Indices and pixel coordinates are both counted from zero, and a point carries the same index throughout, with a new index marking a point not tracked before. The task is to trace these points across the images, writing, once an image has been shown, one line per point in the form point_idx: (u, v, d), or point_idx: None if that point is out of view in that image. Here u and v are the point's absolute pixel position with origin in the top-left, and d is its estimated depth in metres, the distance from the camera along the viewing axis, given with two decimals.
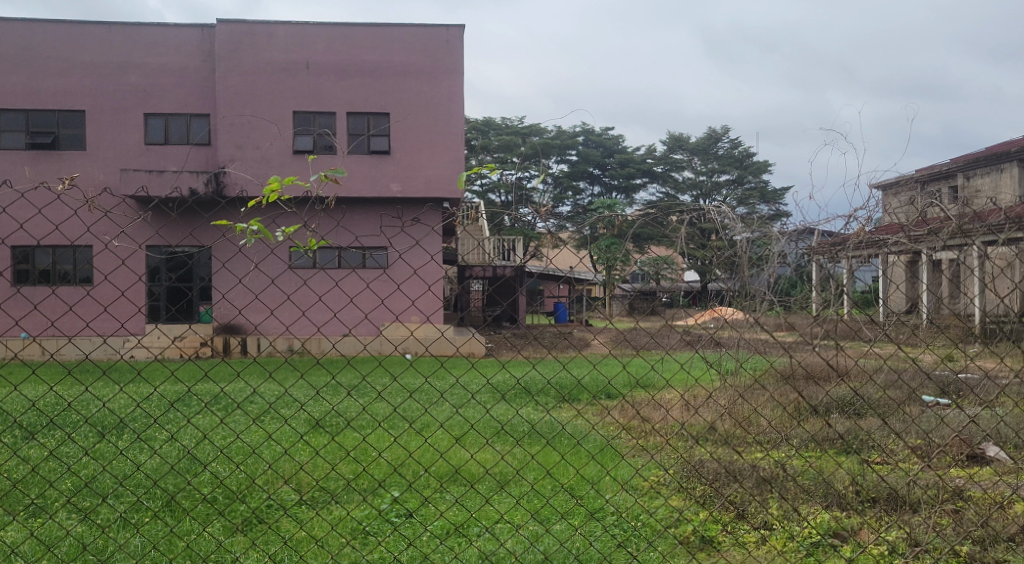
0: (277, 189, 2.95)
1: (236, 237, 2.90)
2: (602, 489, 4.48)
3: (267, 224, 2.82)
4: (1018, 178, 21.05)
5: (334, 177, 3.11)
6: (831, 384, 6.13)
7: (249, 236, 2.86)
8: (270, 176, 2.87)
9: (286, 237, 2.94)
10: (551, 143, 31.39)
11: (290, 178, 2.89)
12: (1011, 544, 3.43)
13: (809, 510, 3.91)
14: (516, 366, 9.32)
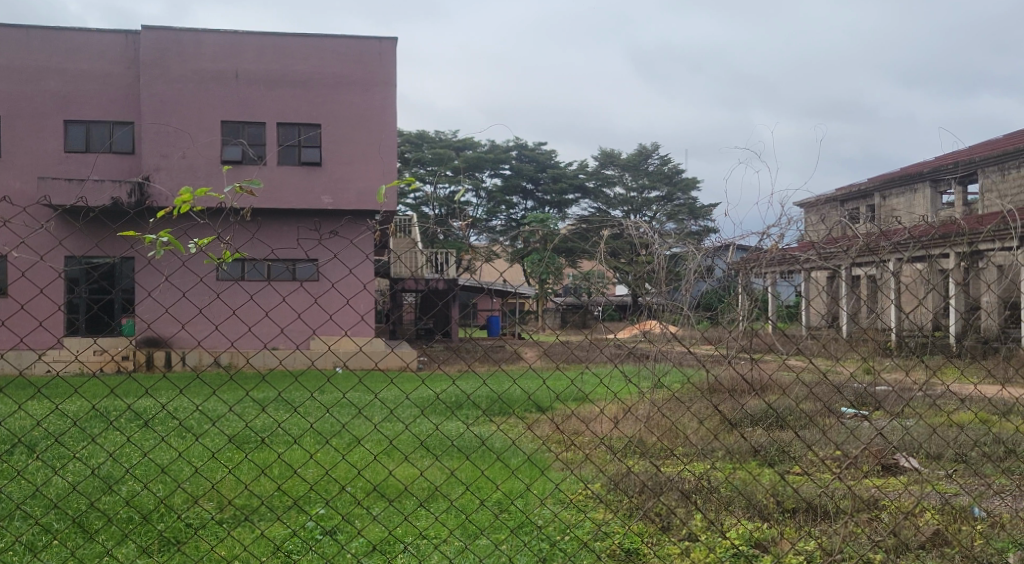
0: (190, 200, 2.69)
1: (144, 249, 2.64)
2: (528, 504, 4.52)
3: (177, 236, 2.56)
4: (929, 198, 22.74)
5: (250, 189, 2.86)
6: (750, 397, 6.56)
7: (157, 249, 2.60)
8: (181, 186, 2.59)
9: (199, 251, 2.66)
10: (484, 157, 31.51)
11: (204, 190, 2.63)
12: (919, 552, 3.64)
13: (732, 521, 4.04)
14: (441, 382, 9.37)
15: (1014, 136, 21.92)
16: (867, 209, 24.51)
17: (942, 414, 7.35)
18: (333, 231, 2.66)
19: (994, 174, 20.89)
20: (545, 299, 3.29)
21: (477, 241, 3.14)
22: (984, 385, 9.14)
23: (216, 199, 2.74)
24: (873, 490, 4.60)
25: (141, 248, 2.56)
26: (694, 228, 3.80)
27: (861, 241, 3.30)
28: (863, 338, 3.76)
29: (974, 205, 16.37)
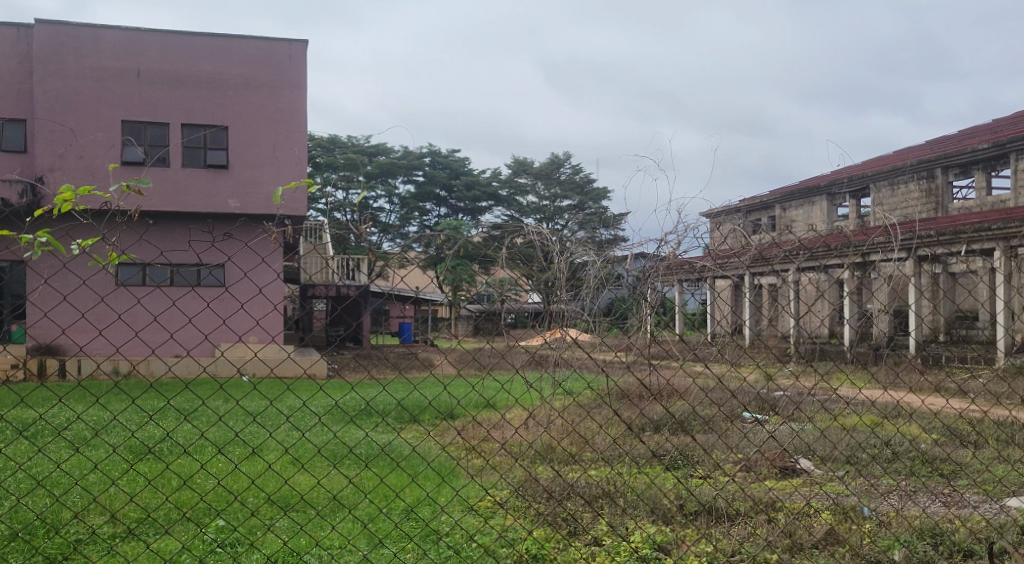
0: (71, 199, 2.58)
1: (19, 250, 2.50)
2: (439, 510, 4.59)
3: (59, 236, 2.43)
4: (825, 211, 23.89)
5: (137, 188, 2.76)
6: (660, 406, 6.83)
7: (35, 250, 2.48)
8: (62, 184, 2.48)
9: (84, 252, 2.54)
10: (397, 163, 31.35)
11: (88, 189, 2.53)
12: (813, 551, 3.81)
13: (636, 525, 4.14)
14: (358, 389, 9.37)
15: (901, 152, 23.31)
16: (769, 221, 25.62)
17: (829, 417, 7.73)
18: (230, 234, 2.60)
19: (885, 189, 22.18)
20: (458, 306, 3.31)
21: (389, 247, 3.11)
22: (867, 388, 9.66)
23: (101, 199, 2.63)
24: (769, 492, 4.80)
25: (17, 248, 2.44)
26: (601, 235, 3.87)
27: (757, 250, 3.42)
28: (764, 343, 3.93)
29: (864, 218, 17.31)
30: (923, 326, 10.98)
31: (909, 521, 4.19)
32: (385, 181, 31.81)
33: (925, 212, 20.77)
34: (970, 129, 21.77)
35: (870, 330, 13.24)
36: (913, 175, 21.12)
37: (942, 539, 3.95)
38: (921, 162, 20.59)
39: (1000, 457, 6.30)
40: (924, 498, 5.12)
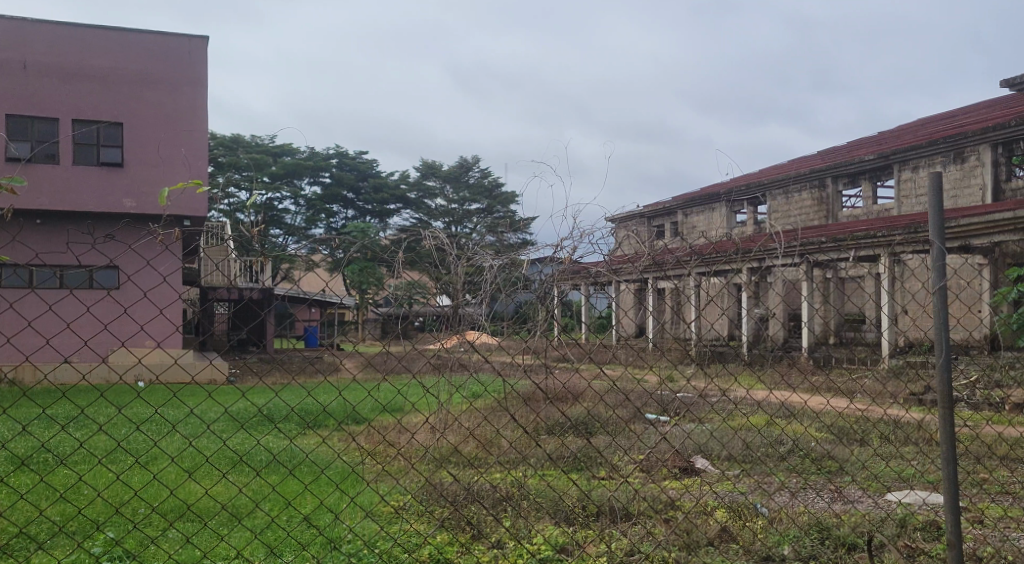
0: None
1: None
2: (341, 518, 4.77)
3: None
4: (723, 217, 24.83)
5: (11, 187, 2.61)
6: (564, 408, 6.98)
7: None
8: None
9: None
10: (303, 163, 30.74)
11: None
12: (709, 548, 4.00)
13: (539, 527, 4.28)
14: (258, 398, 9.18)
15: (793, 163, 24.53)
16: (671, 226, 26.49)
17: (725, 418, 8.07)
18: (109, 237, 2.47)
19: (780, 197, 23.30)
20: (363, 309, 3.29)
21: (294, 249, 3.07)
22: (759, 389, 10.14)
23: None
24: (670, 492, 5.00)
25: None
26: (510, 240, 3.96)
27: (650, 256, 3.53)
28: (664, 346, 4.05)
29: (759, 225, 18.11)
30: (812, 329, 11.60)
31: (797, 517, 4.45)
32: (290, 182, 31.12)
33: (816, 219, 21.90)
34: (855, 142, 23.11)
35: (764, 332, 13.90)
36: (806, 185, 22.26)
37: (829, 533, 4.18)
38: (813, 172, 21.72)
39: (881, 453, 6.71)
40: (813, 495, 5.41)
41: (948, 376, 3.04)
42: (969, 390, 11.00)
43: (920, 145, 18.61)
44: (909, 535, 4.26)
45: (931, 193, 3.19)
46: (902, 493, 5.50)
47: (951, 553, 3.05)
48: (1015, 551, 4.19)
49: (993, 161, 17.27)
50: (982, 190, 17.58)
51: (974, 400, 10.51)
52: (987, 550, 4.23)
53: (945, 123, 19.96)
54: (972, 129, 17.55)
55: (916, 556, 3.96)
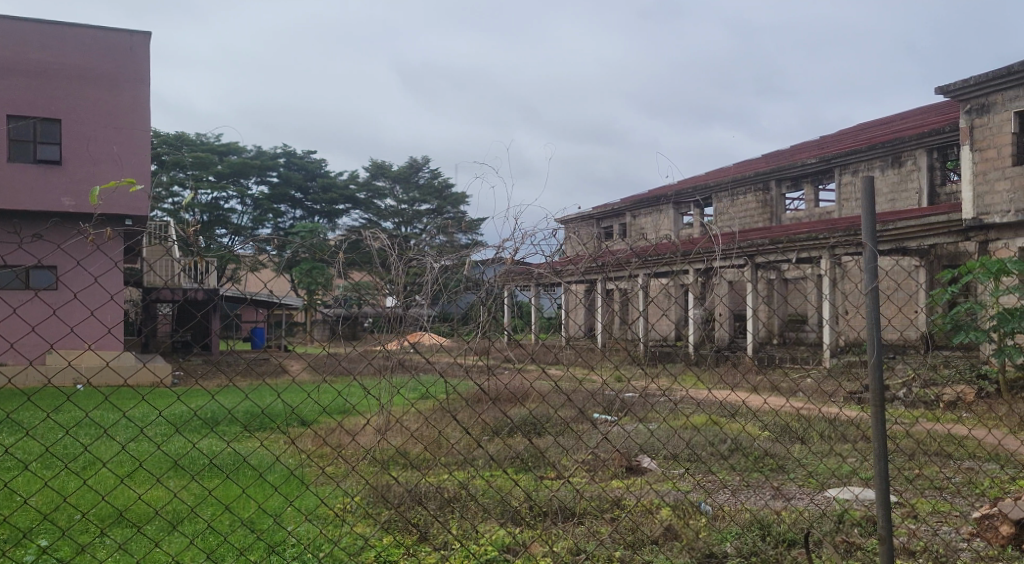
0: None
1: None
2: (284, 521, 4.77)
3: None
4: (670, 219, 25.22)
5: None
6: (514, 409, 7.03)
7: None
8: None
9: None
10: (250, 162, 30.18)
11: None
12: (653, 546, 4.10)
13: (487, 528, 4.36)
14: (203, 403, 9.01)
15: (739, 165, 25.07)
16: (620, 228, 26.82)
17: (670, 417, 8.21)
18: (39, 236, 2.42)
19: (725, 200, 23.79)
20: (311, 310, 3.31)
21: (240, 249, 3.04)
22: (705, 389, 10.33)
23: None
24: (618, 491, 5.11)
25: None
26: (462, 240, 3.97)
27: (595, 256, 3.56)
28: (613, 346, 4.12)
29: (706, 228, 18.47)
30: (756, 329, 11.87)
31: (741, 515, 4.58)
32: (237, 181, 30.51)
33: (760, 221, 22.41)
34: (798, 145, 23.72)
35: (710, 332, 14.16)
36: (751, 187, 22.77)
37: (769, 531, 4.29)
38: (757, 175, 22.22)
39: (822, 450, 6.90)
40: (755, 492, 5.54)
41: (881, 375, 3.15)
42: (905, 388, 11.38)
43: (860, 149, 19.21)
44: (846, 531, 4.40)
45: (863, 196, 3.29)
46: (840, 490, 5.69)
47: (882, 550, 3.14)
48: (946, 545, 4.37)
49: (929, 165, 17.93)
50: (918, 193, 18.20)
51: (910, 397, 10.89)
52: (920, 544, 4.39)
53: (883, 129, 20.62)
54: (909, 135, 18.16)
55: (852, 551, 4.10)
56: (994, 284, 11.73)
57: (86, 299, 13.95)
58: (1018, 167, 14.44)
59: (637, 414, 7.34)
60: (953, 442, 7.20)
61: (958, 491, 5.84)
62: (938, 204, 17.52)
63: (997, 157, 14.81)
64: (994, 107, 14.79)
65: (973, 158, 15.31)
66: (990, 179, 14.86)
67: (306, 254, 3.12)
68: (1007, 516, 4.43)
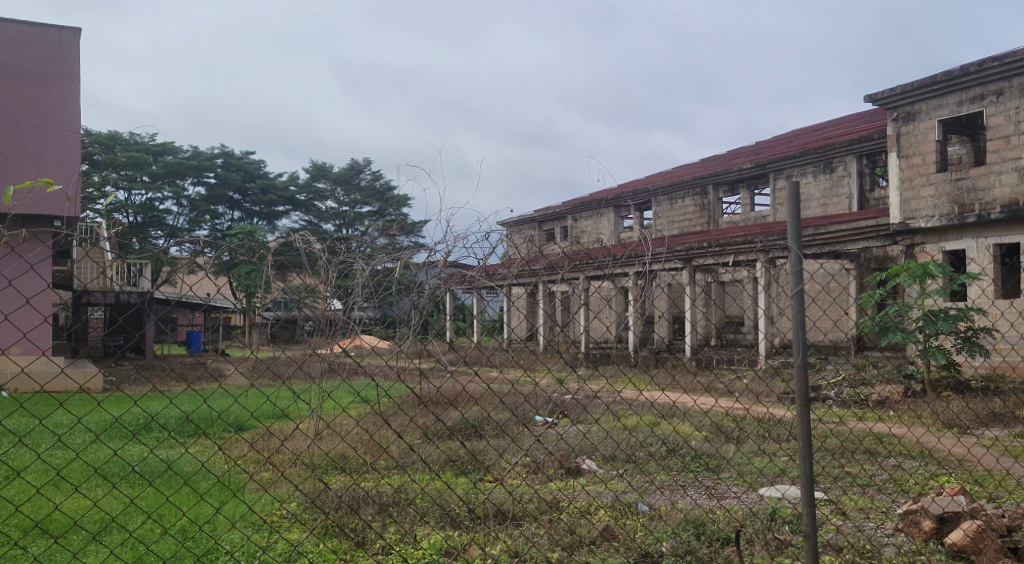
0: None
1: None
2: (216, 528, 4.73)
3: None
4: (610, 223, 25.58)
5: None
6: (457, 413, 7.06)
7: None
8: None
9: None
10: (186, 162, 29.44)
11: None
12: (590, 547, 4.19)
13: (425, 533, 4.40)
14: (136, 413, 8.76)
15: (677, 170, 25.62)
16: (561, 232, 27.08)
17: (611, 419, 8.34)
18: None
19: (664, 203, 24.27)
20: (251, 313, 3.34)
21: (178, 252, 3.03)
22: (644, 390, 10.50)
23: None
24: (557, 493, 5.19)
25: None
26: (403, 243, 4.00)
27: (534, 261, 3.62)
28: (556, 348, 4.19)
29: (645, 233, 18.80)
30: (694, 331, 12.14)
31: (677, 514, 4.70)
32: (172, 182, 29.72)
33: (698, 225, 22.91)
34: (734, 151, 24.35)
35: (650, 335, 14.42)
36: (689, 192, 23.27)
37: (704, 529, 4.41)
38: (696, 179, 22.70)
39: (756, 448, 7.11)
40: (691, 492, 5.69)
41: (805, 376, 3.26)
42: (837, 388, 11.79)
43: (793, 155, 19.81)
44: (777, 528, 4.55)
45: (789, 202, 3.37)
46: (773, 488, 5.89)
47: (808, 547, 3.21)
48: (872, 540, 4.55)
49: (859, 172, 18.62)
50: (848, 199, 18.86)
51: (842, 396, 11.28)
52: (848, 540, 4.57)
53: (815, 136, 21.31)
54: (839, 142, 18.81)
55: (784, 548, 4.24)
56: (919, 286, 12.25)
57: (10, 303, 13.42)
58: (941, 174, 15.11)
59: (578, 416, 7.45)
60: (881, 439, 7.50)
61: (885, 488, 6.09)
62: (867, 209, 18.20)
63: (922, 164, 15.46)
64: (919, 115, 15.44)
65: (899, 165, 15.96)
66: (916, 185, 15.51)
67: (249, 258, 3.13)
68: (928, 511, 4.65)
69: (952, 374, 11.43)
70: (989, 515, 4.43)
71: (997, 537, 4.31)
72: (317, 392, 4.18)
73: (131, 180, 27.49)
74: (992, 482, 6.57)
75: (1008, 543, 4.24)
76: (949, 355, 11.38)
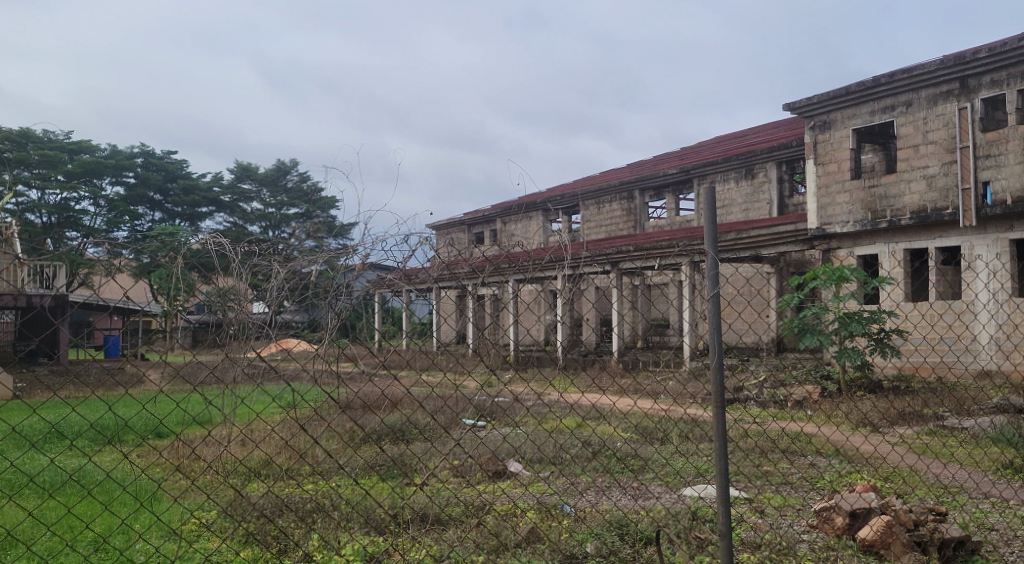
0: None
1: None
2: (132, 538, 4.64)
3: None
4: (539, 226, 25.83)
5: None
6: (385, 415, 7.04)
7: None
8: None
9: None
10: (103, 161, 28.25)
11: None
12: (515, 549, 4.26)
13: (348, 538, 4.41)
14: (52, 422, 8.40)
15: (603, 174, 26.09)
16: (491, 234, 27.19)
17: (540, 420, 8.41)
18: None
19: (592, 207, 24.72)
20: (174, 317, 3.32)
21: (95, 253, 2.93)
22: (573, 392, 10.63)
23: None
24: (483, 496, 5.25)
25: None
26: (330, 245, 3.94)
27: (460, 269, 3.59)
28: (483, 351, 4.19)
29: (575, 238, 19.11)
30: (622, 333, 12.37)
31: (601, 515, 4.80)
32: (89, 181, 28.47)
33: (626, 229, 23.35)
34: (659, 156, 24.93)
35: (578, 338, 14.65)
36: (616, 196, 23.73)
37: (627, 530, 4.52)
38: (623, 184, 23.13)
39: (680, 449, 7.34)
40: (619, 493, 5.83)
41: (721, 379, 3.38)
42: (757, 388, 12.23)
43: (716, 161, 20.39)
44: (697, 527, 4.70)
45: (707, 206, 3.41)
46: (697, 487, 6.07)
47: (724, 545, 3.32)
48: (788, 537, 4.74)
49: (778, 178, 19.30)
50: (768, 204, 19.53)
51: (762, 397, 11.70)
52: (766, 537, 4.73)
53: (737, 142, 21.99)
54: (761, 148, 19.46)
55: (703, 546, 4.37)
56: (834, 290, 12.79)
57: None
58: (855, 181, 15.83)
59: (505, 418, 7.52)
60: (799, 438, 7.79)
61: (802, 486, 6.38)
62: (786, 214, 18.88)
63: (837, 171, 16.16)
64: (834, 124, 16.12)
65: (816, 171, 16.62)
66: (832, 192, 16.20)
67: (168, 259, 3.07)
68: (841, 508, 4.87)
69: (864, 375, 11.96)
70: (897, 511, 4.62)
71: (906, 532, 4.51)
72: (240, 391, 4.18)
73: (44, 180, 26.29)
74: (901, 477, 6.91)
75: (914, 537, 4.44)
76: (863, 356, 11.94)
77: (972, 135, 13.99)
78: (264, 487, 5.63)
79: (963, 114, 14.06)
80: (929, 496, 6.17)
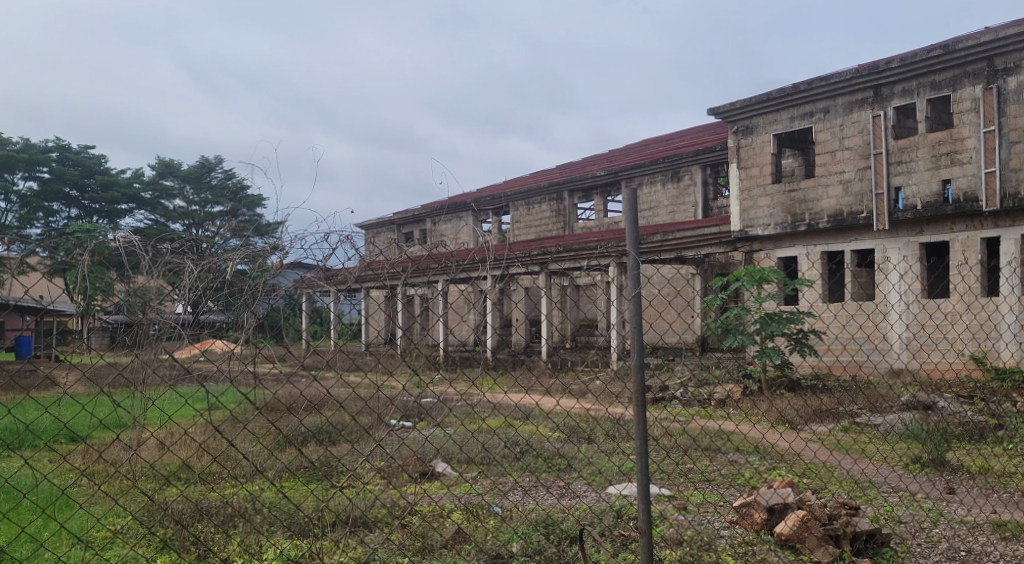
0: None
1: None
2: (42, 548, 4.49)
3: None
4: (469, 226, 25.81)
5: None
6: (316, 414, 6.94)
7: None
8: None
9: None
10: (16, 155, 26.53)
11: None
12: (441, 550, 4.30)
13: (272, 542, 4.37)
14: None
15: (532, 176, 26.27)
16: (420, 235, 27.05)
17: (468, 420, 8.43)
18: None
19: (522, 208, 24.90)
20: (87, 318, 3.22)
21: (4, 251, 2.82)
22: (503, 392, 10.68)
23: None
24: (410, 498, 5.26)
25: None
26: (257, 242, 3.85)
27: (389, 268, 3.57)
28: (410, 353, 4.17)
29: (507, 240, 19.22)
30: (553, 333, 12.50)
31: (528, 515, 4.88)
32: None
33: (555, 230, 23.59)
34: (588, 159, 25.30)
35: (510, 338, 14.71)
36: (545, 197, 23.95)
37: (553, 529, 4.60)
38: (552, 185, 23.36)
39: (607, 448, 7.51)
40: (545, 492, 5.97)
41: (641, 381, 3.48)
42: (683, 388, 12.56)
43: (644, 164, 20.86)
44: (623, 524, 4.83)
45: (630, 209, 3.51)
46: (622, 486, 6.21)
47: (644, 545, 3.38)
48: (709, 533, 4.92)
49: (703, 180, 19.86)
50: (693, 206, 20.07)
51: (686, 396, 12.04)
52: (687, 534, 4.88)
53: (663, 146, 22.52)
54: (687, 151, 19.95)
55: (627, 544, 4.49)
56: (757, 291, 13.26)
57: None
58: (776, 185, 16.44)
59: (435, 417, 7.52)
60: (721, 435, 8.06)
61: (726, 483, 6.62)
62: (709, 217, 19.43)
63: (759, 175, 16.73)
64: (756, 129, 16.70)
65: (740, 175, 17.16)
66: (754, 195, 16.79)
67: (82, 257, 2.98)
68: (760, 503, 5.07)
69: (784, 374, 12.42)
70: (811, 505, 4.87)
71: (820, 526, 4.73)
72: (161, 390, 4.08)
73: None
74: (815, 472, 7.26)
75: (827, 531, 4.68)
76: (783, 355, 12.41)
77: (885, 142, 14.70)
78: (179, 491, 5.60)
79: (877, 121, 14.77)
80: (843, 491, 6.50)
